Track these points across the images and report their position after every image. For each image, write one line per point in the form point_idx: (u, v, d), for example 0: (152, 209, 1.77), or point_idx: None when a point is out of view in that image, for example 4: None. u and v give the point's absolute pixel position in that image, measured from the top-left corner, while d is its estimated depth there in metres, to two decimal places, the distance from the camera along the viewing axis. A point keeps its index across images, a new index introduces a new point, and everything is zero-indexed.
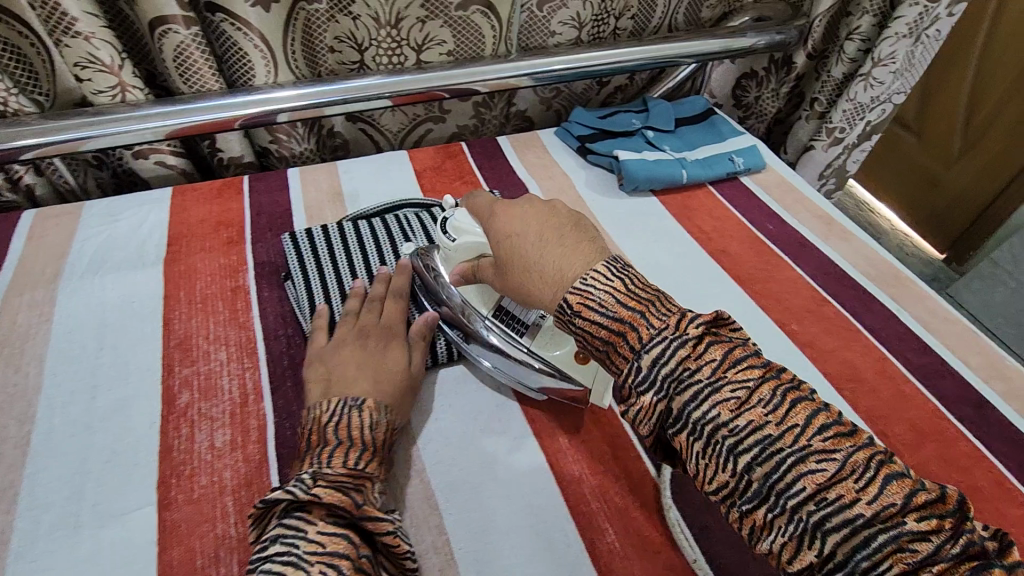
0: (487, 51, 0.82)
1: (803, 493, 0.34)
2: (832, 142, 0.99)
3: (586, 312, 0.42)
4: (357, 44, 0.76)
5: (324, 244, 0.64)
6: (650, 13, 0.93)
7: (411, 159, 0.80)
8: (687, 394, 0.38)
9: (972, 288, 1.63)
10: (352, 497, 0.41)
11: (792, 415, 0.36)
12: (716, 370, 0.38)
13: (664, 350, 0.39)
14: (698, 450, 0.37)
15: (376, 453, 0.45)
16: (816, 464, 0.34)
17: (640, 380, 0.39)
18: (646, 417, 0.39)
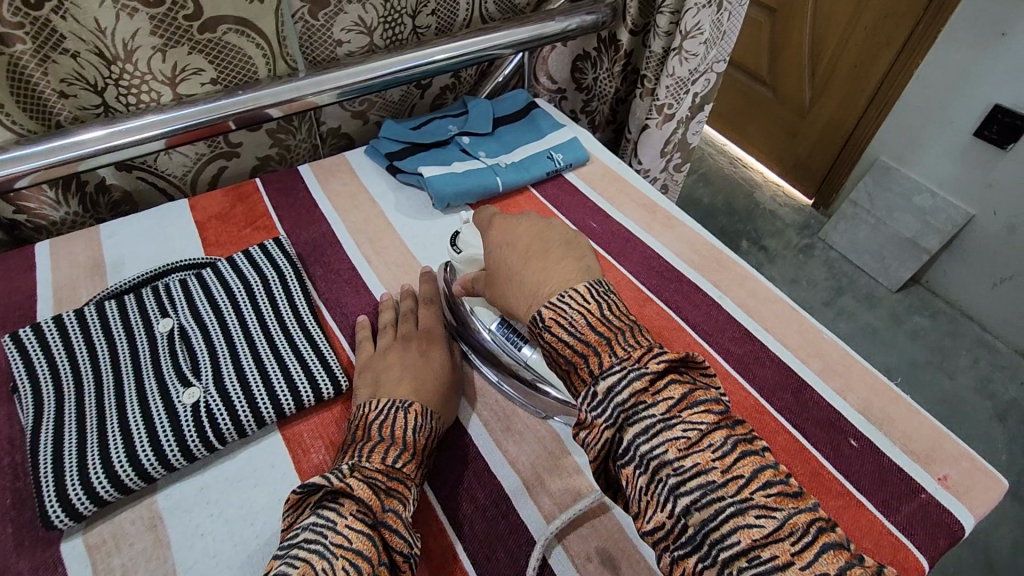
0: (261, 73, 0.73)
1: (737, 548, 0.31)
2: (665, 118, 0.97)
3: (555, 330, 0.41)
4: (91, 85, 0.64)
5: (59, 338, 0.52)
6: (452, 8, 0.86)
7: (192, 209, 0.70)
8: (638, 427, 0.35)
9: (839, 229, 1.71)
10: (381, 499, 0.39)
11: (739, 466, 0.33)
12: (672, 409, 0.36)
13: (618, 381, 0.37)
14: (640, 486, 0.35)
15: (416, 457, 0.44)
16: (754, 520, 0.32)
17: (596, 408, 0.37)
18: (593, 441, 0.37)
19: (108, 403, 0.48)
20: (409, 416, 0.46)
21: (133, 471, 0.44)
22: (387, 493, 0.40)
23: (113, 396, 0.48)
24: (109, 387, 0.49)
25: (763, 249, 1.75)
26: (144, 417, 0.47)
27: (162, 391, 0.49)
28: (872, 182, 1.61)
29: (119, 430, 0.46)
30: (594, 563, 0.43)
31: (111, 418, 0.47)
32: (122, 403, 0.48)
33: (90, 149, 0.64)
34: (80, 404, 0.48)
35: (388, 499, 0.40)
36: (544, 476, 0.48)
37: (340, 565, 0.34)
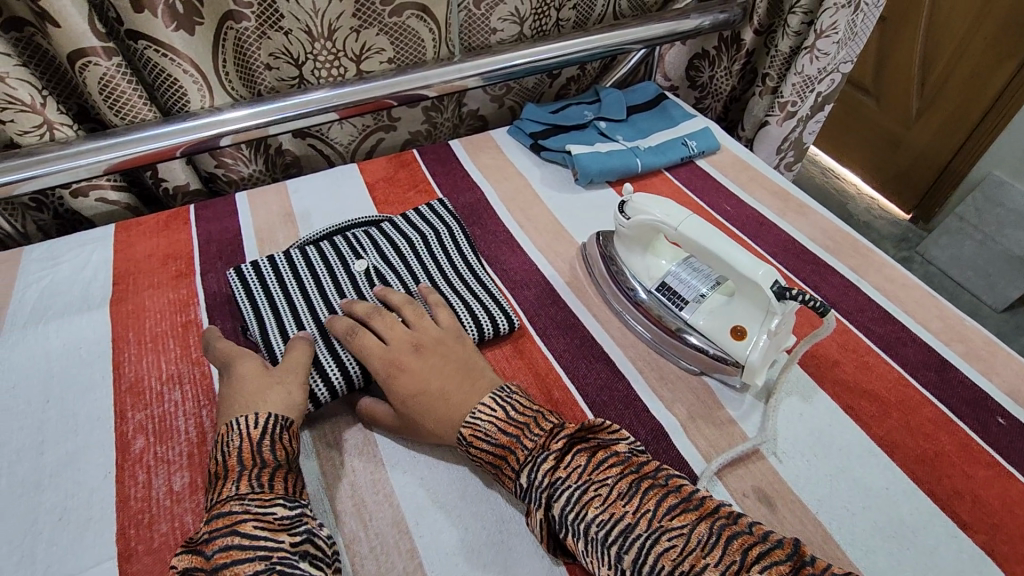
0: (428, 54, 0.81)
1: (663, 573, 0.36)
2: (786, 116, 1.00)
3: (477, 440, 0.46)
4: (293, 59, 0.74)
5: (274, 272, 0.61)
6: (591, 2, 0.92)
7: (362, 172, 0.79)
8: (561, 500, 0.40)
9: (940, 244, 1.65)
10: (203, 543, 0.37)
11: (644, 502, 0.39)
12: (581, 475, 0.41)
13: (534, 472, 0.42)
14: (582, 550, 0.40)
15: (237, 469, 0.42)
16: (669, 541, 0.37)
17: (527, 497, 0.42)
18: (536, 527, 0.42)
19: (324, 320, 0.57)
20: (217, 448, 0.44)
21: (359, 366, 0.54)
22: (209, 537, 0.38)
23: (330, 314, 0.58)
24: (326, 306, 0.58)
25: None
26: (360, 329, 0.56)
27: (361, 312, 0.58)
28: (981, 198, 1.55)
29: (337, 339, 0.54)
30: (751, 499, 0.47)
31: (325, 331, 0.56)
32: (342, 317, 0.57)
33: (289, 115, 0.73)
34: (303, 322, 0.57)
35: (210, 544, 0.37)
36: (699, 421, 0.52)
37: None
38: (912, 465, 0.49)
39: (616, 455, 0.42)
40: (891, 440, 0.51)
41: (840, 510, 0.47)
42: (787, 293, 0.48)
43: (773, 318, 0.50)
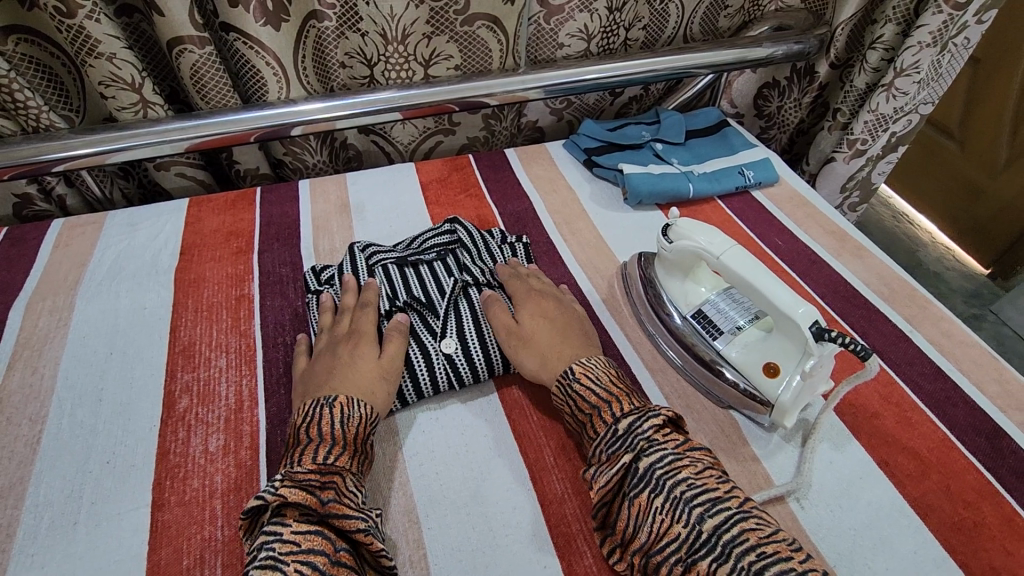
0: (494, 64, 0.83)
1: (747, 542, 0.38)
2: (854, 154, 0.96)
3: (585, 381, 0.50)
4: (366, 59, 0.78)
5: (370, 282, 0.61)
6: (662, 24, 0.91)
7: (418, 172, 0.82)
8: (654, 457, 0.44)
9: (1018, 305, 1.57)
10: (316, 494, 0.42)
11: (731, 485, 0.43)
12: (680, 446, 0.45)
13: (637, 424, 0.46)
14: (657, 506, 0.42)
15: (349, 442, 0.46)
16: (755, 523, 0.40)
17: (621, 443, 0.46)
18: (609, 468, 0.45)
19: (426, 333, 0.57)
20: (334, 410, 0.47)
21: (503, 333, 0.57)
22: (321, 487, 0.42)
23: (420, 334, 0.56)
24: (422, 328, 0.57)
25: None
26: (446, 361, 0.55)
27: (391, 360, 0.54)
28: None
29: (490, 361, 0.56)
30: None
31: (436, 344, 0.56)
32: (435, 346, 0.56)
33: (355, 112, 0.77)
34: (468, 314, 0.58)
35: (323, 493, 0.42)
36: (720, 454, 0.51)
37: (293, 569, 0.37)
38: (945, 531, 0.47)
39: (711, 460, 0.46)
40: (926, 503, 0.48)
41: (861, 566, 0.45)
42: (826, 335, 0.47)
43: (809, 359, 0.48)
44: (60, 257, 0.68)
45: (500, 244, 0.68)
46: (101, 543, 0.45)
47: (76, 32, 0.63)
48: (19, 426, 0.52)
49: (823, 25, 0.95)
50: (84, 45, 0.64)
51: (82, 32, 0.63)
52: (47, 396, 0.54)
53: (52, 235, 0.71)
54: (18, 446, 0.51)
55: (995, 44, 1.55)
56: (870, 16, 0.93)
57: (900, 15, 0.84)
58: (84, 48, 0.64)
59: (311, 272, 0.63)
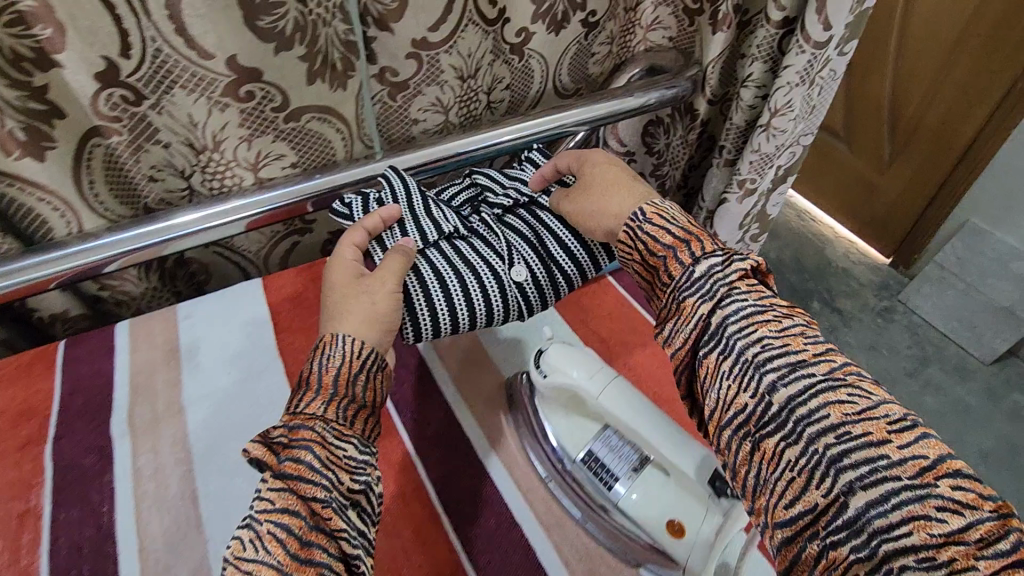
0: (339, 154, 0.72)
1: (828, 420, 0.42)
2: (745, 193, 0.92)
3: (657, 221, 0.57)
4: (179, 171, 0.65)
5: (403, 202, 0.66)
6: (527, 82, 0.83)
7: (266, 289, 0.70)
8: (729, 309, 0.50)
9: (923, 292, 1.63)
10: (274, 454, 0.47)
11: (829, 353, 0.47)
12: (761, 297, 0.51)
13: (718, 270, 0.53)
14: (726, 371, 0.49)
15: (326, 388, 0.52)
16: (844, 399, 0.43)
17: (690, 288, 0.53)
18: (685, 319, 0.52)
19: (495, 260, 0.66)
20: (317, 351, 0.54)
21: (558, 253, 0.69)
22: (287, 443, 0.47)
23: (492, 262, 0.66)
24: (490, 256, 0.66)
25: (836, 312, 1.67)
26: (518, 288, 0.65)
27: (462, 285, 0.63)
28: (962, 245, 1.52)
29: (554, 279, 0.68)
30: None
31: (508, 273, 0.66)
32: (507, 274, 0.66)
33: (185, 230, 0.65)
34: (527, 240, 0.69)
35: (286, 453, 0.47)
36: None
37: (266, 531, 0.42)
38: None
39: (803, 318, 0.51)
40: None
41: None
42: None
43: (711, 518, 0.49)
44: None
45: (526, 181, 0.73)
46: None
47: None
48: None
49: (694, 65, 0.90)
50: None
51: None
52: None
53: None
54: None
55: (870, 46, 1.57)
56: (739, 50, 0.88)
57: (764, 53, 0.81)
58: None
59: (358, 197, 0.66)
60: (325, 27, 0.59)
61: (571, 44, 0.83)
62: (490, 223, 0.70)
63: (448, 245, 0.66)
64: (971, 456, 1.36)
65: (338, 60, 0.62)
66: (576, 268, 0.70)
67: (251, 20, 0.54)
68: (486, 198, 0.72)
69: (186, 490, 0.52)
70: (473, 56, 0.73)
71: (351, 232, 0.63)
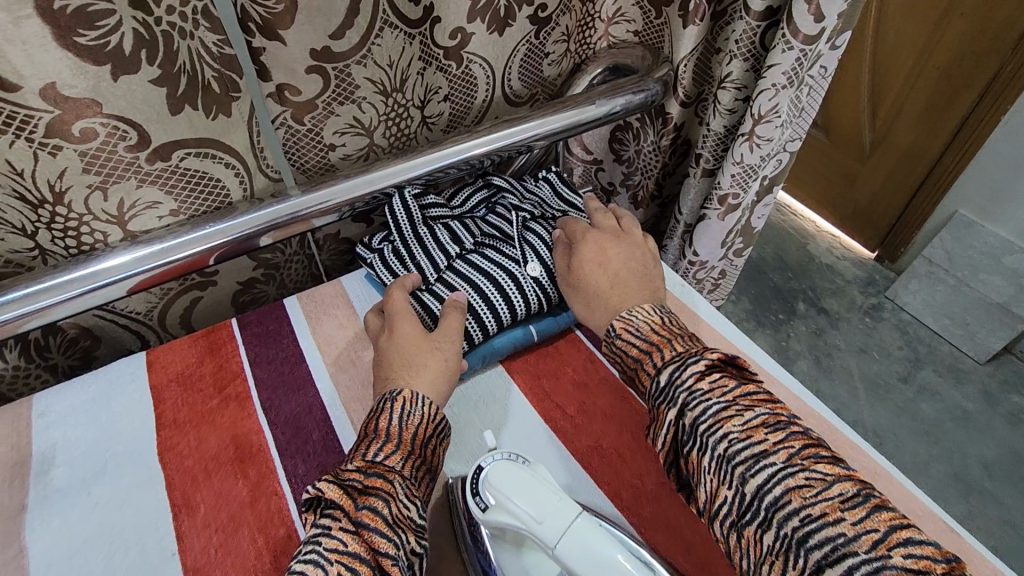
0: (236, 193, 0.59)
1: (790, 506, 0.35)
2: (727, 209, 0.81)
3: (625, 334, 0.49)
4: (19, 230, 0.50)
5: (410, 228, 0.63)
6: (469, 92, 0.70)
7: (150, 368, 0.56)
8: (696, 410, 0.40)
9: (910, 288, 1.55)
10: (353, 499, 0.40)
11: (790, 437, 0.38)
12: (727, 393, 0.40)
13: (677, 373, 0.42)
14: (705, 467, 0.39)
15: (406, 445, 0.44)
16: (805, 480, 0.35)
17: (659, 395, 0.43)
18: (660, 429, 0.42)
19: (511, 263, 0.60)
20: (400, 404, 0.46)
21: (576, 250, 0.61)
22: (363, 489, 0.40)
23: (507, 266, 0.59)
24: (504, 261, 0.60)
25: (822, 312, 1.58)
26: (535, 283, 0.59)
27: (486, 297, 0.58)
28: (950, 238, 1.43)
29: None
30: None
31: (523, 270, 0.59)
32: (522, 271, 0.59)
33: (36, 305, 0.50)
34: (541, 243, 0.62)
35: (361, 497, 0.40)
36: None
37: (335, 570, 0.35)
38: None
39: (771, 403, 0.40)
40: None
41: None
42: None
43: None
44: None
45: (543, 187, 0.71)
46: None
47: None
48: None
49: (664, 63, 0.77)
50: None
51: None
52: None
53: None
54: None
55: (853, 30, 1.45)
56: (713, 45, 0.76)
57: (745, 50, 0.69)
58: None
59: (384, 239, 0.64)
60: (183, 39, 0.46)
61: (519, 44, 0.70)
62: (505, 223, 0.64)
63: (462, 259, 0.61)
64: (970, 465, 1.28)
65: (211, 81, 0.49)
66: None
67: (69, 36, 0.40)
68: (501, 199, 0.68)
69: None
70: (395, 65, 0.60)
71: (391, 290, 0.56)
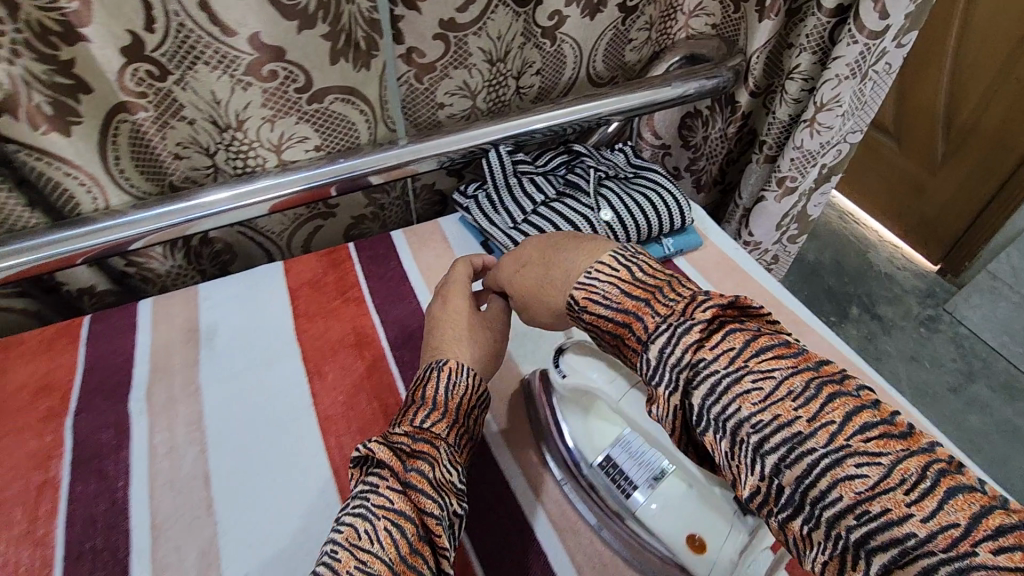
0: (363, 136, 0.71)
1: (843, 502, 0.30)
2: (785, 192, 0.87)
3: (592, 305, 0.43)
4: (204, 149, 0.64)
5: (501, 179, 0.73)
6: (559, 68, 0.80)
7: (287, 273, 0.69)
8: (704, 388, 0.35)
9: (971, 303, 1.55)
10: (401, 461, 0.42)
11: (827, 411, 0.32)
12: (735, 360, 0.35)
13: (669, 348, 0.37)
14: (726, 453, 0.34)
15: (448, 412, 0.47)
16: (856, 467, 0.30)
17: (653, 375, 0.38)
18: (663, 412, 0.37)
19: (587, 210, 0.67)
20: (445, 374, 0.49)
21: (646, 202, 0.67)
22: (411, 451, 0.43)
23: (582, 211, 0.67)
24: (581, 207, 0.67)
25: (876, 318, 1.59)
26: (607, 227, 0.66)
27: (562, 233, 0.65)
28: None
29: (641, 221, 0.67)
30: None
31: (597, 215, 0.67)
32: (596, 217, 0.66)
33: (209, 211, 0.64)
34: (616, 193, 0.68)
35: (409, 459, 0.43)
36: None
37: (382, 525, 0.38)
38: None
39: (798, 356, 0.35)
40: None
41: None
42: None
43: None
44: None
45: (621, 155, 0.78)
46: None
47: None
48: None
49: (738, 54, 0.85)
50: None
51: None
52: None
53: None
54: None
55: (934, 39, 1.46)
56: (786, 40, 0.84)
57: (814, 43, 0.76)
58: None
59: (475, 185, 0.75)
60: (348, 4, 0.58)
61: (607, 28, 0.79)
62: (582, 179, 0.72)
63: (544, 207, 0.69)
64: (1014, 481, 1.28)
65: (361, 40, 0.61)
66: (667, 217, 0.68)
67: None
68: (580, 161, 0.76)
69: (199, 467, 0.52)
70: (503, 38, 0.71)
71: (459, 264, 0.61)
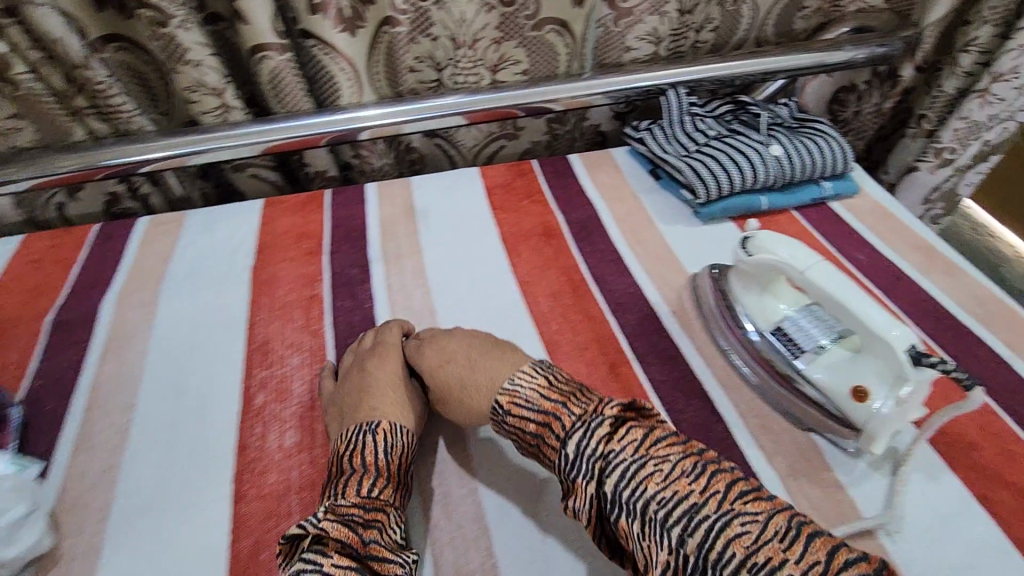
0: (561, 67, 0.82)
1: (734, 560, 0.34)
2: (940, 163, 0.91)
3: (516, 408, 0.47)
4: (435, 64, 0.78)
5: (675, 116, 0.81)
6: (734, 25, 0.87)
7: (481, 177, 0.82)
8: (617, 474, 0.39)
9: None
10: (359, 534, 0.41)
11: (713, 482, 0.38)
12: (640, 447, 0.40)
13: (584, 438, 0.41)
14: (638, 528, 0.38)
15: (368, 471, 0.45)
16: (741, 526, 0.35)
17: (573, 468, 0.41)
18: (581, 501, 0.40)
19: (758, 144, 0.75)
20: (376, 437, 0.47)
21: (814, 145, 0.74)
22: (362, 523, 0.42)
23: (754, 145, 0.74)
24: (752, 142, 0.75)
25: None
26: (776, 160, 0.73)
27: (734, 159, 0.73)
28: None
29: (807, 160, 0.74)
30: None
31: (767, 149, 0.74)
32: (766, 151, 0.74)
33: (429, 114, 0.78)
34: (785, 135, 0.76)
35: (364, 531, 0.41)
36: (800, 478, 0.50)
37: None
38: None
39: (686, 442, 0.41)
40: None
41: None
42: (924, 361, 0.44)
43: (904, 386, 0.46)
44: (144, 255, 0.72)
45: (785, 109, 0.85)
46: (182, 531, 0.48)
47: (167, 41, 0.66)
48: (111, 415, 0.56)
49: (911, 27, 0.88)
50: (174, 52, 0.66)
51: (172, 41, 0.65)
52: (135, 386, 0.58)
53: (139, 233, 0.75)
54: (110, 431, 0.54)
55: None
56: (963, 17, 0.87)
57: (998, 17, 0.80)
58: (174, 54, 0.67)
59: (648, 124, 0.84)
60: None
61: None
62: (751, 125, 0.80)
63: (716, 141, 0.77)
64: None
65: None
66: (833, 160, 0.75)
67: None
68: (746, 109, 0.83)
69: (426, 302, 0.65)
70: None
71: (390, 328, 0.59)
